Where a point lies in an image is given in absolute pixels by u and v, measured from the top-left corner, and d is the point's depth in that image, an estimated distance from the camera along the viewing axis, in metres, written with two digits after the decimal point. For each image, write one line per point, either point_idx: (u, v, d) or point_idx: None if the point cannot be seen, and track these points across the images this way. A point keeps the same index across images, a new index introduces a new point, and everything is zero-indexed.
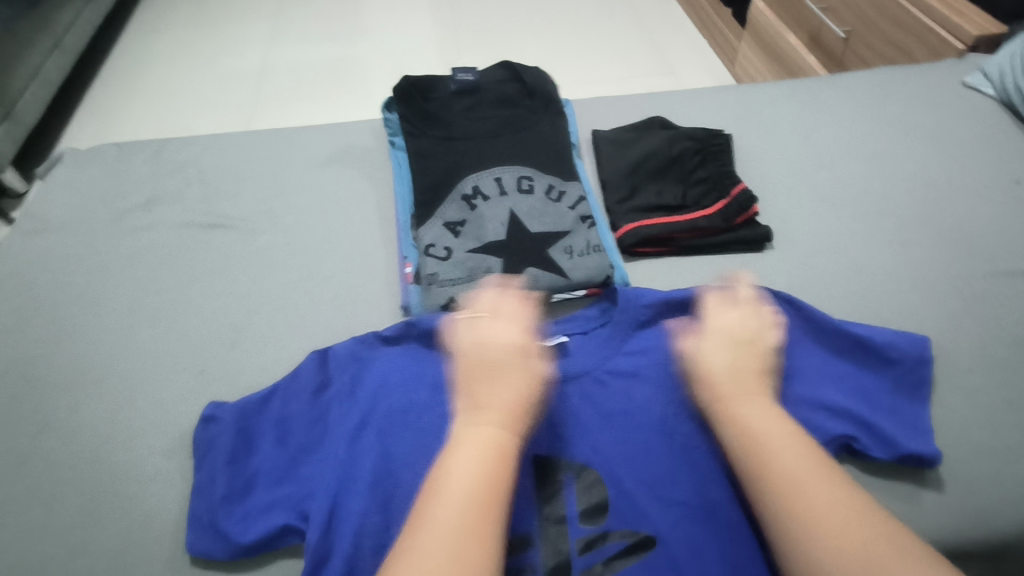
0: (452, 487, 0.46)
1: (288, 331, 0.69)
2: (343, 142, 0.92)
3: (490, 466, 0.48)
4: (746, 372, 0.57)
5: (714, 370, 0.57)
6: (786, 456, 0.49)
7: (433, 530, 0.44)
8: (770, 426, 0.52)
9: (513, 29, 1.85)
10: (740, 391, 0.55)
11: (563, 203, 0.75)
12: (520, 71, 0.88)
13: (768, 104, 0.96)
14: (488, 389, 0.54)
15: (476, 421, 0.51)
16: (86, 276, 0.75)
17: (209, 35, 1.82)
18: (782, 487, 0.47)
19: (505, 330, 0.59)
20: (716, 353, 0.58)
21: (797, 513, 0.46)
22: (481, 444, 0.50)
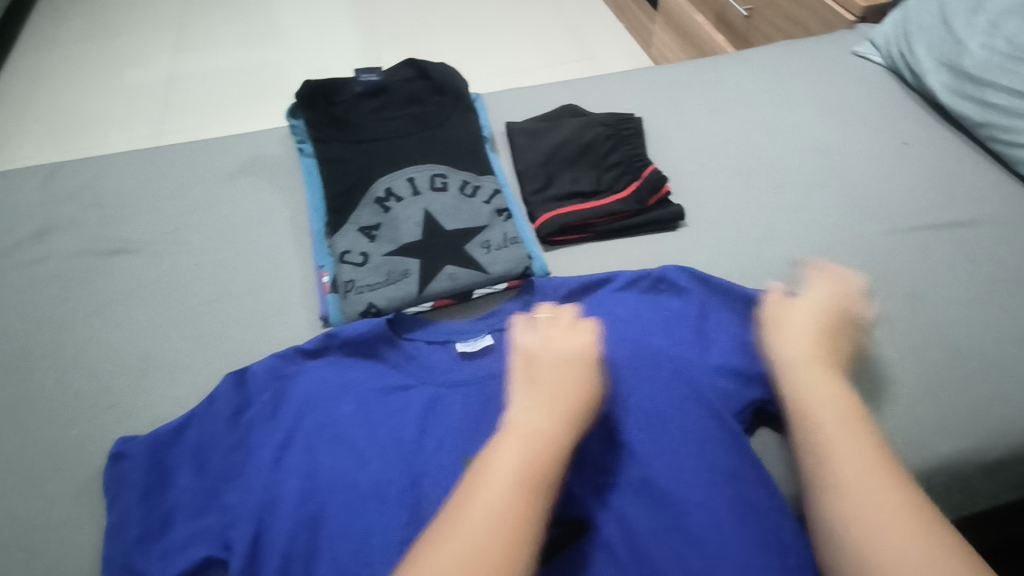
0: (499, 461, 0.45)
1: (203, 356, 0.67)
2: (251, 152, 0.88)
3: (539, 448, 0.47)
4: (819, 342, 0.58)
5: (790, 339, 0.58)
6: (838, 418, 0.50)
7: (479, 500, 0.43)
8: (834, 399, 0.52)
9: (429, 23, 1.83)
10: (811, 362, 0.56)
11: (478, 198, 0.75)
12: (426, 68, 0.87)
13: (675, 84, 0.98)
14: (545, 379, 0.53)
15: (527, 405, 0.50)
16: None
17: (108, 48, 1.72)
18: (832, 443, 0.49)
19: (565, 331, 0.58)
20: (795, 325, 0.60)
21: (837, 469, 0.47)
22: (531, 426, 0.48)
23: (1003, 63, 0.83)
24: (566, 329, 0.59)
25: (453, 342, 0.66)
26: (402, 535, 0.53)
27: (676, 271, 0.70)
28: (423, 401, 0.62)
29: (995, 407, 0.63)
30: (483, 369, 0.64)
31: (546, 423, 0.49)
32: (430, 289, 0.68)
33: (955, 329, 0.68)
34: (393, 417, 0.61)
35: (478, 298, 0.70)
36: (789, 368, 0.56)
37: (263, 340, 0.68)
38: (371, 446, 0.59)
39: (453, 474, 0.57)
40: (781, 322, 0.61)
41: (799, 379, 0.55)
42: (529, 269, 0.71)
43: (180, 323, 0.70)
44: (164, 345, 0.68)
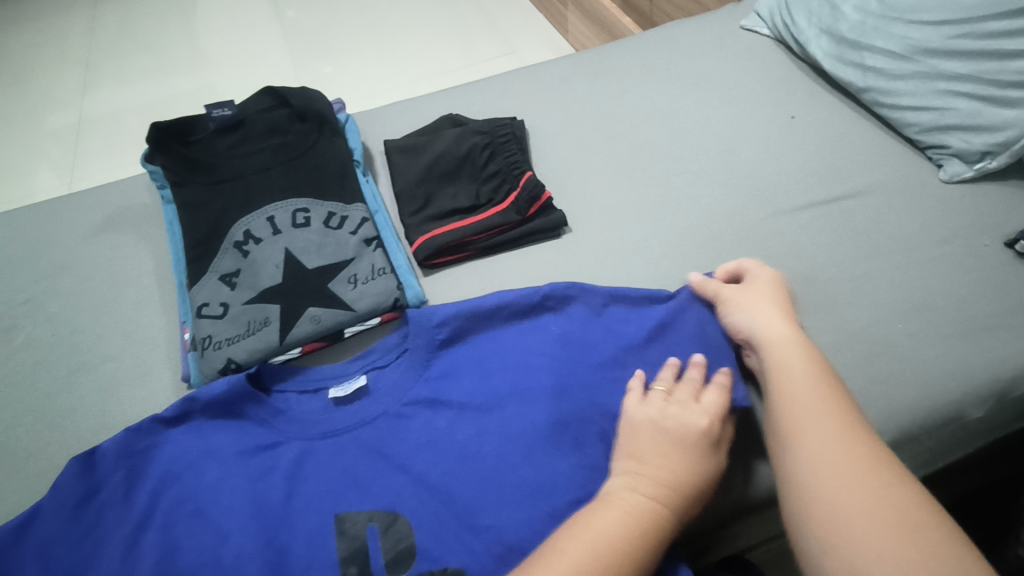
0: (582, 548, 0.46)
1: (59, 437, 0.63)
2: (113, 203, 0.83)
3: (628, 542, 0.46)
4: (791, 320, 0.58)
5: (763, 321, 0.58)
6: (821, 407, 0.50)
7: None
8: (801, 380, 0.52)
9: (337, 34, 1.76)
10: (789, 337, 0.56)
11: (343, 229, 0.72)
12: (286, 94, 0.83)
13: (561, 80, 0.94)
14: (659, 464, 0.51)
15: (628, 489, 0.49)
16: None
17: (3, 94, 1.63)
18: (799, 422, 0.50)
19: (689, 405, 0.54)
20: (769, 304, 0.59)
21: (802, 446, 0.48)
22: (625, 511, 0.48)
23: (876, 24, 0.80)
24: (689, 402, 0.54)
25: (326, 388, 0.62)
26: None
27: (569, 287, 0.65)
28: (289, 460, 0.57)
29: (880, 388, 0.61)
30: (355, 416, 0.59)
31: (645, 517, 0.48)
32: (293, 336, 0.64)
33: (840, 312, 0.66)
34: (255, 483, 0.56)
35: (351, 336, 0.67)
36: (767, 356, 0.55)
37: (125, 411, 0.64)
38: (235, 517, 0.54)
39: (322, 536, 0.53)
40: (743, 301, 0.60)
41: (778, 356, 0.55)
42: (400, 300, 0.67)
43: (35, 403, 0.65)
44: (17, 429, 0.64)
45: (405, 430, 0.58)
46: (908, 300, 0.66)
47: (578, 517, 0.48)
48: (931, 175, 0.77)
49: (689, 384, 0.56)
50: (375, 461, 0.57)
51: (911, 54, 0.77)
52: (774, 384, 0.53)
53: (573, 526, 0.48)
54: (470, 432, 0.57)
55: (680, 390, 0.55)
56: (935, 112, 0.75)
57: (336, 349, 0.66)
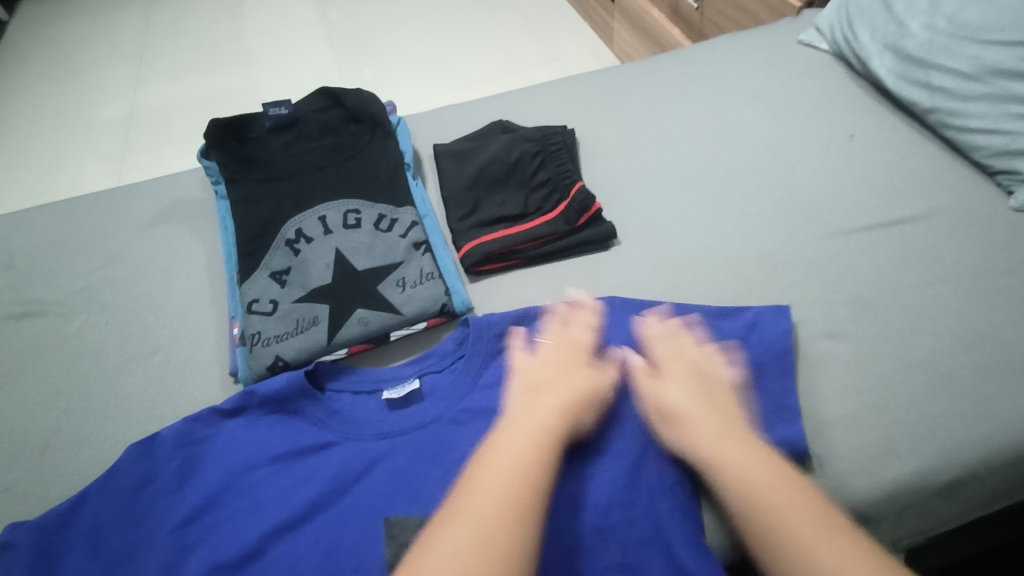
0: (491, 466, 0.48)
1: (109, 424, 0.64)
2: (167, 196, 0.85)
3: (537, 451, 0.49)
4: (696, 387, 0.57)
5: (672, 395, 0.56)
6: (757, 463, 0.49)
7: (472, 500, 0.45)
8: (735, 443, 0.51)
9: (383, 37, 1.78)
10: (702, 403, 0.55)
11: (393, 232, 0.72)
12: (341, 95, 0.84)
13: (612, 91, 0.93)
14: (556, 395, 0.55)
15: (526, 412, 0.53)
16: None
17: (64, 85, 1.69)
18: (743, 483, 0.48)
19: (565, 343, 0.61)
20: (682, 394, 0.56)
21: (757, 501, 0.47)
22: (526, 429, 0.51)
23: (945, 43, 0.77)
24: (565, 341, 0.61)
25: (381, 390, 0.62)
26: None
27: (621, 300, 0.67)
28: (342, 460, 0.57)
29: (941, 421, 0.58)
30: (411, 419, 0.59)
31: (548, 429, 0.52)
32: (341, 336, 0.64)
33: (900, 340, 0.64)
34: (307, 481, 0.56)
35: (397, 340, 0.66)
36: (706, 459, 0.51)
37: (172, 404, 0.65)
38: (285, 515, 0.55)
39: (371, 538, 0.53)
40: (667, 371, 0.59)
41: (694, 419, 0.54)
42: (446, 305, 0.66)
43: (86, 390, 0.67)
44: (68, 417, 0.65)
45: (457, 437, 0.58)
46: (974, 331, 0.63)
47: (488, 445, 0.50)
48: (1000, 201, 0.74)
49: (569, 325, 0.63)
50: (425, 468, 0.56)
51: (982, 75, 0.73)
52: (719, 474, 0.50)
53: (483, 454, 0.50)
54: None
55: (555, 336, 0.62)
56: (1006, 136, 0.72)
57: (387, 354, 0.66)
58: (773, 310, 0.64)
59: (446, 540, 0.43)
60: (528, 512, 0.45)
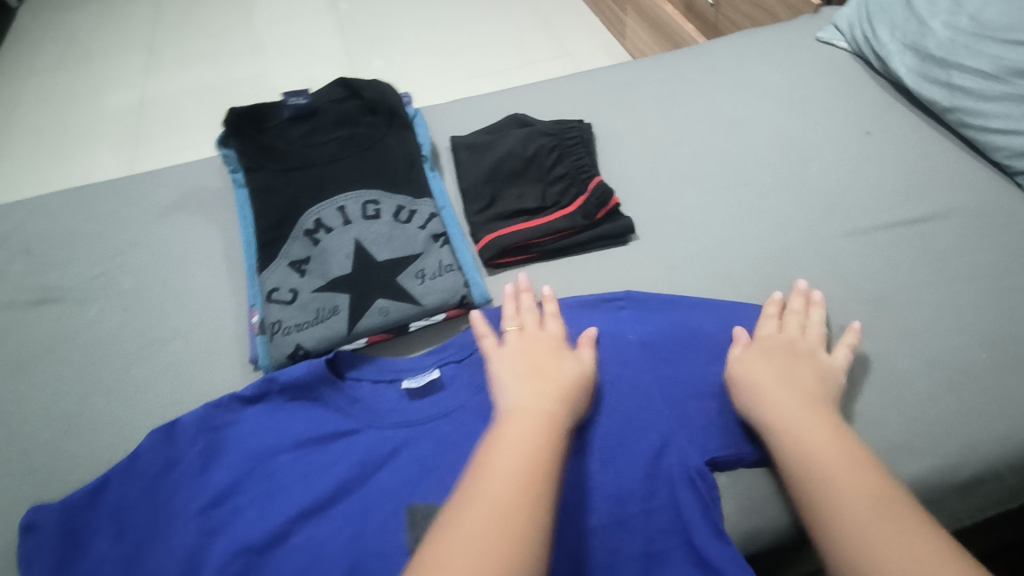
0: (501, 455, 0.48)
1: (129, 409, 0.64)
2: (184, 185, 0.85)
3: (540, 440, 0.49)
4: (793, 367, 0.57)
5: (762, 372, 0.56)
6: (834, 448, 0.49)
7: (485, 489, 0.45)
8: (815, 426, 0.51)
9: (395, 29, 1.78)
10: (789, 383, 0.55)
11: (413, 224, 0.72)
12: (359, 87, 0.84)
13: (629, 85, 0.93)
14: (544, 383, 0.55)
15: (525, 399, 0.53)
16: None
17: (76, 73, 1.69)
18: (818, 467, 0.48)
19: (536, 331, 0.61)
20: (767, 369, 0.56)
21: (829, 485, 0.46)
22: (531, 417, 0.51)
23: (967, 42, 0.77)
24: (535, 328, 0.61)
25: (401, 379, 0.62)
26: None
27: (642, 293, 0.67)
28: (365, 447, 0.58)
29: (959, 419, 0.58)
30: (433, 408, 0.60)
31: (547, 417, 0.51)
32: (361, 326, 0.64)
33: (918, 338, 0.64)
34: (330, 467, 0.57)
35: (416, 331, 0.67)
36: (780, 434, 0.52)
37: (191, 390, 0.65)
38: (309, 500, 0.56)
39: (394, 525, 0.54)
40: (761, 349, 0.59)
41: (774, 398, 0.54)
42: (466, 297, 0.67)
43: (106, 376, 0.67)
44: (88, 402, 0.65)
45: (478, 426, 0.59)
46: (992, 331, 0.64)
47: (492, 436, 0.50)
48: (1019, 202, 0.74)
49: (528, 312, 0.63)
50: (447, 456, 0.57)
51: (1003, 75, 0.73)
52: (787, 443, 0.51)
53: (489, 444, 0.49)
54: None
55: (522, 324, 0.62)
56: None
57: (406, 344, 0.66)
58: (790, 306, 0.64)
59: (462, 530, 0.42)
60: (540, 498, 0.45)
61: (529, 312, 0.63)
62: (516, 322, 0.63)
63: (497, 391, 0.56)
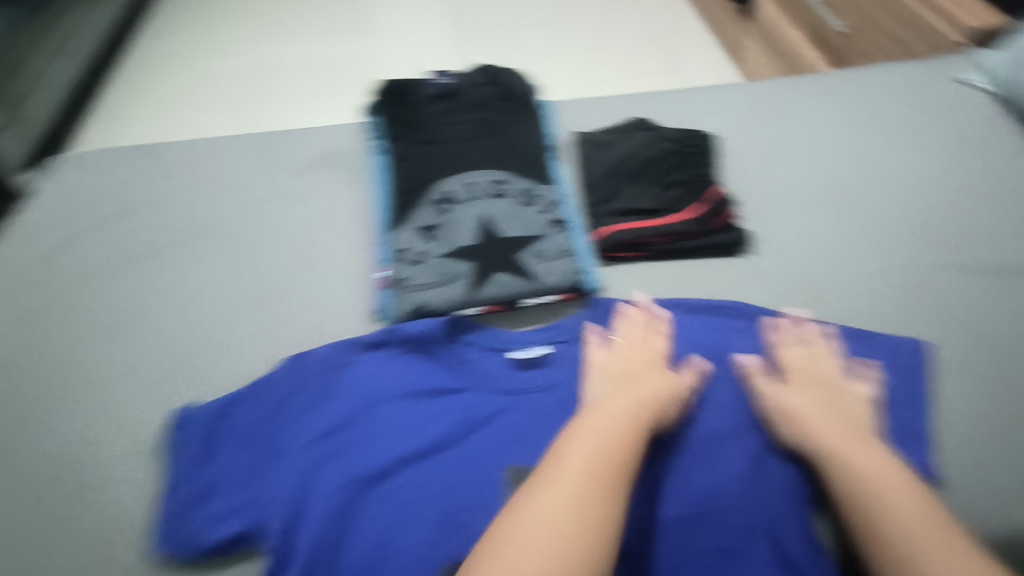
0: (580, 447, 0.51)
1: (261, 338, 0.71)
2: (324, 145, 0.92)
3: (621, 440, 0.52)
4: (829, 397, 0.61)
5: (798, 396, 0.60)
6: (883, 468, 0.52)
7: (562, 475, 0.49)
8: (866, 449, 0.54)
9: (512, 26, 1.83)
10: (829, 410, 0.59)
11: (535, 207, 0.76)
12: (497, 74, 0.89)
13: (753, 104, 0.94)
14: (634, 388, 0.59)
15: (613, 402, 0.57)
16: (66, 285, 0.78)
17: (217, 35, 1.84)
18: (870, 484, 0.51)
19: (641, 346, 0.65)
20: (804, 399, 0.60)
21: (882, 501, 0.49)
22: (614, 417, 0.54)
23: None
24: (639, 342, 0.66)
25: (509, 350, 0.66)
26: (437, 538, 0.54)
27: (750, 306, 0.70)
28: (472, 406, 0.62)
29: None
30: (538, 381, 0.64)
31: (629, 415, 0.55)
32: (480, 294, 0.69)
33: None
34: (439, 419, 0.61)
35: (528, 307, 0.70)
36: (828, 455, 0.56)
37: (317, 329, 0.71)
38: (417, 446, 0.59)
39: (493, 482, 0.57)
40: (796, 377, 0.63)
41: (816, 422, 0.57)
42: (579, 284, 0.70)
43: (242, 307, 0.74)
44: (227, 326, 0.72)
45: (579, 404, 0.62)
46: None
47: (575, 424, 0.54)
48: None
49: (633, 326, 0.67)
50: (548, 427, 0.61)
51: None
52: (835, 462, 0.54)
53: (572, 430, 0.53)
54: None
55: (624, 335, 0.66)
56: None
57: (517, 319, 0.70)
58: (897, 342, 0.66)
59: (537, 510, 0.46)
60: (610, 494, 0.48)
61: (637, 326, 0.67)
62: (620, 334, 0.67)
63: (589, 392, 0.61)
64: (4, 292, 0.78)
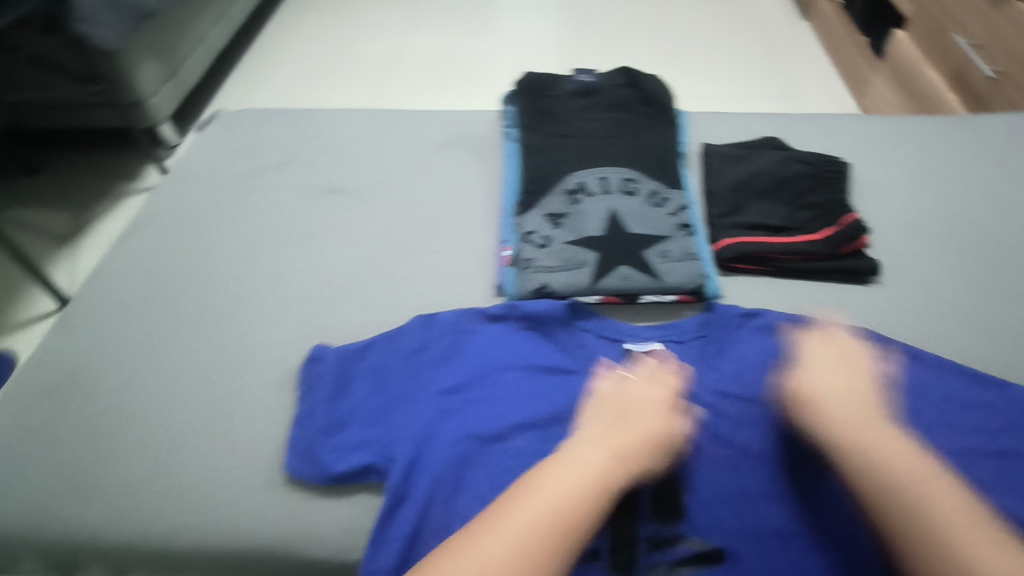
0: (535, 499, 0.49)
1: (391, 296, 0.75)
2: (459, 127, 0.97)
3: (580, 497, 0.49)
4: (857, 383, 0.59)
5: (822, 381, 0.59)
6: (907, 460, 0.52)
7: (506, 526, 0.47)
8: (891, 441, 0.53)
9: (629, 39, 1.85)
10: (852, 399, 0.57)
11: (664, 209, 0.77)
12: (639, 79, 0.91)
13: (892, 137, 0.92)
14: (615, 436, 0.55)
15: (586, 450, 0.53)
16: (213, 220, 0.84)
17: (349, 19, 1.95)
18: (895, 474, 0.51)
19: (649, 386, 0.61)
20: (833, 385, 0.59)
21: (907, 491, 0.49)
22: (581, 469, 0.51)
23: None
24: (649, 380, 0.61)
25: (625, 341, 0.68)
26: None
27: (878, 333, 0.68)
28: (586, 388, 0.64)
29: None
30: None
31: (601, 470, 0.52)
32: (602, 284, 0.71)
33: None
34: (554, 394, 0.64)
35: (646, 304, 0.72)
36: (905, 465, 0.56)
37: (444, 296, 0.75)
38: (532, 415, 0.62)
39: None
40: (818, 362, 0.61)
41: (836, 411, 0.57)
42: (701, 288, 0.71)
43: (374, 264, 0.78)
44: (358, 278, 0.77)
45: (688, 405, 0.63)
46: None
47: (543, 467, 0.52)
48: None
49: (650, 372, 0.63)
50: None
51: None
52: (858, 451, 0.53)
53: (539, 472, 0.52)
54: (737, 425, 0.62)
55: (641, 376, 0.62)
56: None
57: (633, 314, 0.72)
58: None
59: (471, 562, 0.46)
60: (554, 553, 0.46)
61: (652, 370, 0.63)
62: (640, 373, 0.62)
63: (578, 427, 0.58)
64: (160, 217, 0.84)
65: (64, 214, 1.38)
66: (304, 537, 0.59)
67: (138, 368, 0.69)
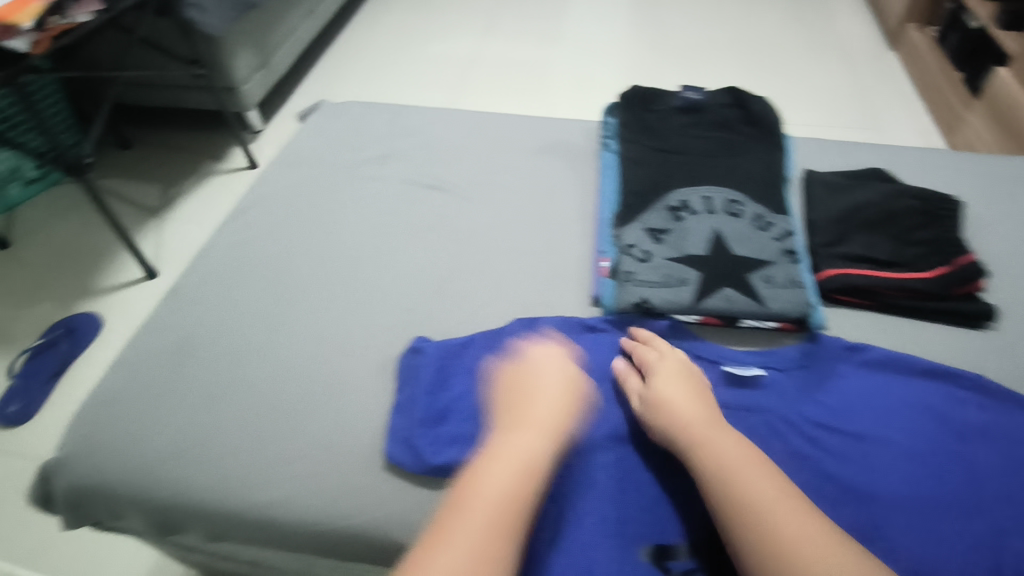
0: (474, 497, 0.48)
1: (489, 295, 0.76)
2: (556, 134, 0.97)
3: (519, 486, 0.50)
4: (695, 390, 0.59)
5: (667, 382, 0.60)
6: (750, 466, 0.50)
7: (460, 525, 0.46)
8: (734, 446, 0.53)
9: (710, 57, 1.83)
10: (691, 399, 0.58)
11: (769, 234, 0.76)
12: (746, 100, 0.91)
13: (1006, 180, 0.89)
14: (530, 424, 0.56)
15: (512, 444, 0.54)
16: (316, 206, 0.87)
17: (432, 21, 1.99)
18: (729, 477, 0.50)
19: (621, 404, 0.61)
20: (673, 386, 0.59)
21: (746, 492, 0.48)
22: (514, 462, 0.52)
23: None
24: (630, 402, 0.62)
25: (723, 363, 0.68)
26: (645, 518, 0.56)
27: (991, 382, 0.66)
28: None
29: None
30: (752, 399, 0.64)
31: (529, 460, 0.52)
32: (704, 304, 0.70)
33: None
34: None
35: (746, 328, 0.72)
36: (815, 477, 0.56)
37: (541, 300, 0.75)
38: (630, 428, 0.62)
39: None
40: (662, 365, 0.62)
41: (678, 412, 0.56)
42: (806, 317, 0.70)
43: (472, 262, 0.79)
44: (456, 275, 0.78)
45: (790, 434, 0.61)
46: None
47: (478, 464, 0.52)
48: None
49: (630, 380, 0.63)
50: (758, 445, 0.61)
51: None
52: (701, 453, 0.53)
53: (476, 470, 0.51)
54: (842, 460, 0.60)
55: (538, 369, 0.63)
56: None
57: (730, 337, 0.71)
58: None
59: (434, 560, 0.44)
60: (509, 542, 0.46)
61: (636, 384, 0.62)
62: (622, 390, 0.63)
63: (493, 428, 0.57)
64: (268, 199, 0.88)
65: (154, 187, 1.43)
66: (399, 525, 0.59)
67: (244, 344, 0.72)
